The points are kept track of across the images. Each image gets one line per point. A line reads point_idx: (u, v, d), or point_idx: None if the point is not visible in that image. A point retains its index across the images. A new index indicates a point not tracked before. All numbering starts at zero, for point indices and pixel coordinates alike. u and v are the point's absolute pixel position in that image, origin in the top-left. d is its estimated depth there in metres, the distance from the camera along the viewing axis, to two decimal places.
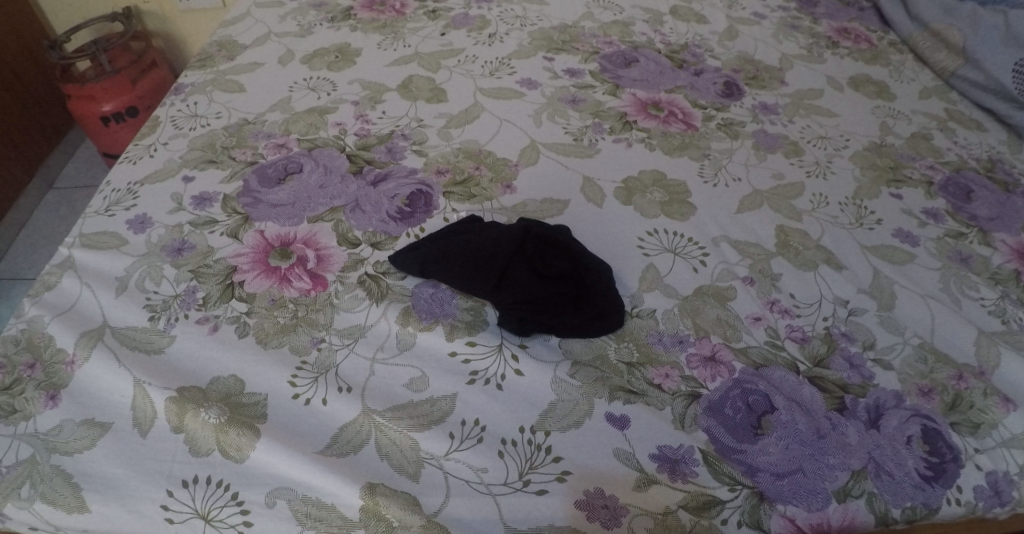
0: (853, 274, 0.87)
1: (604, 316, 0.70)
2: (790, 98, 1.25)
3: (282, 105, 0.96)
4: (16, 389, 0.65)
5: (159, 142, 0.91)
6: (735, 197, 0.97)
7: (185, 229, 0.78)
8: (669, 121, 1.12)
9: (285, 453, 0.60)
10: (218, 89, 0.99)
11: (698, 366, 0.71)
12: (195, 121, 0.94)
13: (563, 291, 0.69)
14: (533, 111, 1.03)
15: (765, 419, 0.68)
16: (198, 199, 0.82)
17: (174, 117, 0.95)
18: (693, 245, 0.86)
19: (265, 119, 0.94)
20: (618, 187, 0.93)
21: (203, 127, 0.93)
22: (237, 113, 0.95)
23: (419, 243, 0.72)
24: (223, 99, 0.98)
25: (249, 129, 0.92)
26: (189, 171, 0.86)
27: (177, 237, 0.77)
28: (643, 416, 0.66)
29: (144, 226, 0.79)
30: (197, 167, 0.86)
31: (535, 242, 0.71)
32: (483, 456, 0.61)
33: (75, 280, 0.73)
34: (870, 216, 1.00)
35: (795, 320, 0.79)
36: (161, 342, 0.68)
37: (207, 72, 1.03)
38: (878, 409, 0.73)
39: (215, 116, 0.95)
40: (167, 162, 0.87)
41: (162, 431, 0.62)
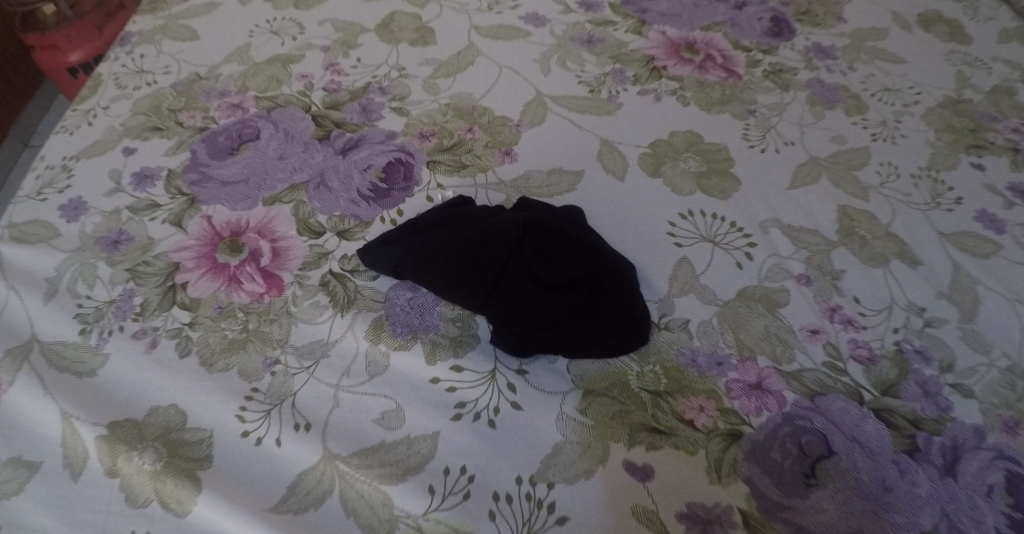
0: (930, 271, 0.71)
1: (627, 334, 0.56)
2: (849, 39, 1.05)
3: (240, 54, 0.79)
4: None
5: (98, 106, 0.74)
6: (789, 167, 0.80)
7: (124, 216, 0.64)
8: (707, 67, 0.93)
9: (229, 510, 0.49)
10: (166, 35, 0.82)
11: (740, 396, 0.57)
12: (140, 77, 0.77)
13: (573, 303, 0.55)
14: (541, 54, 0.85)
15: (820, 466, 0.56)
16: (139, 176, 0.67)
17: (117, 74, 0.78)
18: (737, 232, 0.70)
19: (219, 72, 0.77)
20: (644, 153, 0.77)
21: (148, 85, 0.76)
22: (186, 66, 0.78)
23: (394, 236, 0.58)
24: (172, 48, 0.80)
25: (200, 85, 0.76)
26: (131, 141, 0.70)
27: (114, 227, 0.63)
28: (671, 464, 0.53)
29: (78, 213, 0.64)
30: (140, 135, 0.71)
31: (539, 236, 0.56)
32: (470, 518, 0.49)
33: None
34: (947, 193, 0.84)
35: (860, 333, 0.64)
36: (94, 363, 0.55)
37: (156, 16, 0.84)
38: (955, 451, 0.60)
39: (162, 70, 0.78)
40: (106, 130, 0.72)
41: (95, 476, 0.51)
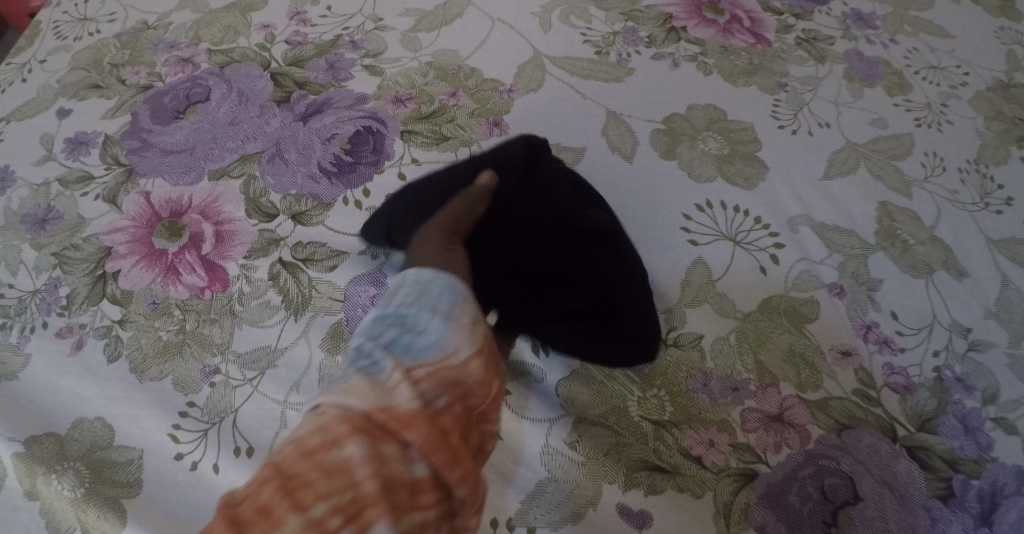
0: (977, 285, 0.63)
1: (642, 340, 0.48)
2: (892, 6, 0.94)
3: (194, 1, 0.69)
4: None
5: (35, 61, 0.65)
6: (822, 156, 0.71)
7: (54, 189, 0.56)
8: (732, 31, 0.82)
9: None
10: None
11: (756, 429, 0.50)
12: (83, 27, 0.68)
13: (579, 300, 0.47)
14: (542, 7, 0.74)
15: (843, 514, 0.48)
16: (73, 143, 0.59)
17: (58, 23, 0.69)
18: (761, 229, 0.61)
19: (171, 21, 0.67)
20: (657, 129, 0.67)
21: (91, 36, 0.67)
22: (135, 14, 0.69)
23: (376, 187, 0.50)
24: None
25: (148, 36, 0.66)
26: (67, 101, 0.62)
27: (42, 202, 0.55)
28: (673, 510, 0.45)
29: (3, 186, 0.56)
30: (77, 94, 0.62)
31: (542, 208, 0.47)
32: None
33: None
34: (997, 192, 0.75)
35: (896, 357, 0.56)
36: (14, 365, 0.48)
37: None
38: (994, 497, 0.53)
39: (108, 18, 0.68)
40: (41, 89, 0.63)
41: (13, 496, 0.45)
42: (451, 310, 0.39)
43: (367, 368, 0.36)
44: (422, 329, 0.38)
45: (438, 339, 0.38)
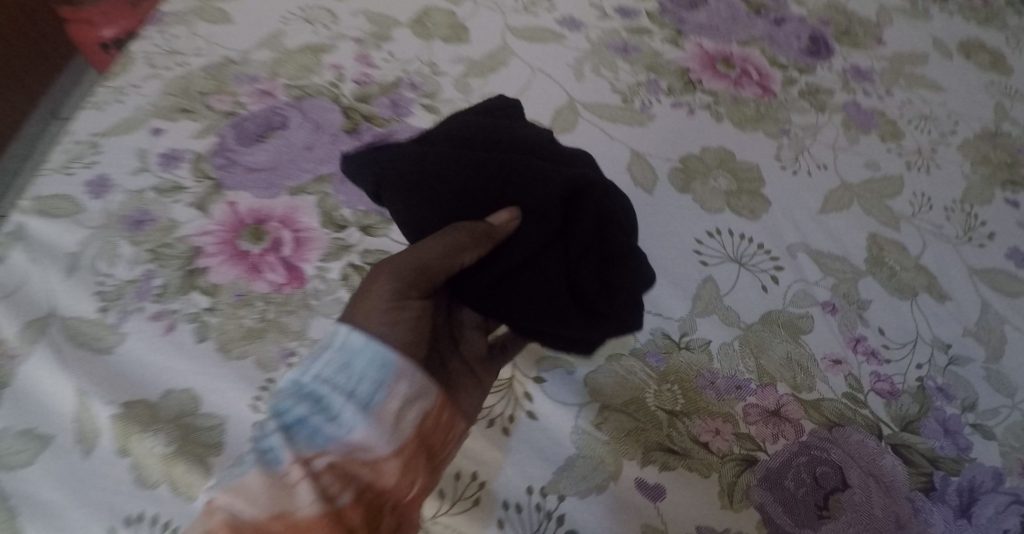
0: (958, 307, 0.70)
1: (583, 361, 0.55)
2: (889, 63, 1.04)
3: (272, 41, 0.79)
4: None
5: (129, 85, 0.73)
6: (820, 192, 0.80)
7: (149, 196, 0.65)
8: (742, 83, 0.92)
9: None
10: (201, 16, 0.81)
11: (756, 422, 0.57)
12: (172, 58, 0.76)
13: (574, 327, 0.52)
14: (575, 60, 0.84)
15: (834, 498, 0.55)
16: (166, 158, 0.68)
17: (148, 52, 0.77)
18: (763, 254, 0.70)
19: (251, 59, 0.77)
20: (673, 167, 0.76)
21: (181, 66, 0.76)
22: (219, 49, 0.78)
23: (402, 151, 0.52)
24: (206, 30, 0.80)
25: (232, 70, 0.76)
26: (160, 122, 0.70)
27: (137, 206, 0.64)
28: (683, 486, 0.53)
29: (103, 191, 0.65)
30: (169, 116, 0.71)
31: (559, 248, 0.52)
32: (479, 525, 0.49)
33: (22, 254, 0.60)
34: (980, 228, 0.83)
35: (883, 367, 0.63)
36: (111, 341, 0.56)
37: None
38: (973, 492, 0.59)
39: (195, 52, 0.77)
40: (135, 110, 0.71)
41: (106, 454, 0.52)
42: (366, 400, 0.45)
43: (268, 464, 0.43)
44: (328, 421, 0.45)
45: (345, 432, 0.45)
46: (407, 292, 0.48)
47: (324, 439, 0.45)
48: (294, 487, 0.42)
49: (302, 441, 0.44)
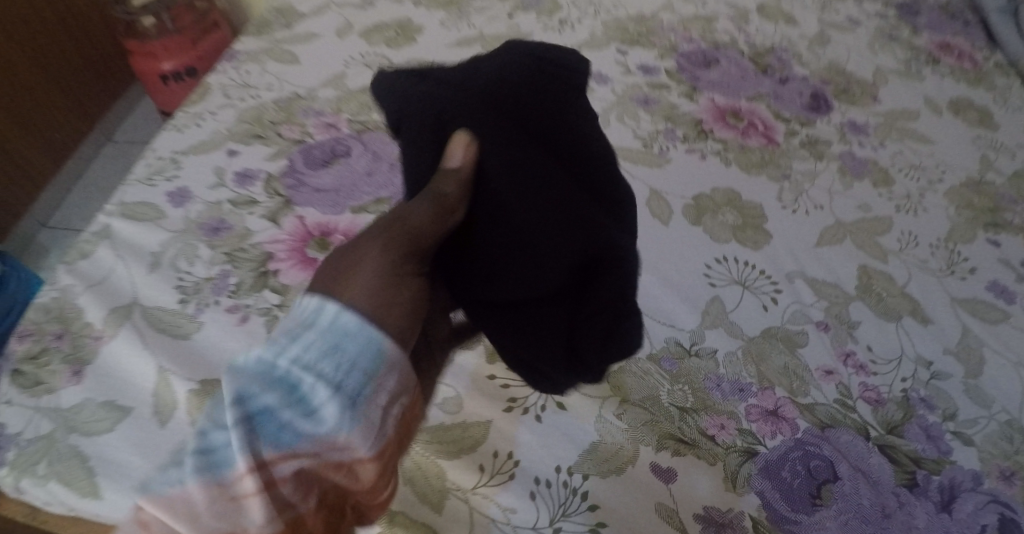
0: (940, 330, 0.79)
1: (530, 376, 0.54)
2: (883, 118, 1.15)
3: (336, 82, 0.92)
4: (42, 360, 0.64)
5: (207, 113, 0.87)
6: (816, 228, 0.89)
7: (225, 207, 0.77)
8: (748, 132, 1.04)
9: None
10: (270, 57, 0.95)
11: (757, 420, 0.65)
12: (246, 91, 0.90)
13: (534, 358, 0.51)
14: (603, 110, 0.99)
15: (825, 488, 0.62)
16: (240, 176, 0.80)
17: (225, 85, 0.91)
18: (765, 279, 0.79)
19: (316, 95, 0.90)
20: (688, 203, 0.87)
21: (253, 99, 0.89)
22: (288, 86, 0.91)
23: (442, 109, 0.45)
24: (275, 69, 0.94)
25: (300, 104, 0.89)
26: (236, 145, 0.84)
27: (215, 215, 0.76)
28: (691, 471, 0.60)
29: (183, 200, 0.77)
30: (243, 141, 0.84)
31: (567, 303, 0.50)
32: (514, 495, 0.56)
33: (109, 251, 0.72)
34: (962, 263, 0.91)
35: (870, 378, 0.71)
36: (189, 328, 0.66)
37: (262, 40, 0.98)
38: (953, 490, 0.66)
39: (266, 87, 0.91)
40: (213, 134, 0.85)
41: (180, 424, 0.61)
42: (354, 393, 0.39)
43: (220, 470, 0.37)
44: (298, 419, 0.38)
45: (321, 429, 0.39)
46: (405, 282, 0.44)
47: (285, 440, 0.38)
48: (248, 496, 0.37)
49: (266, 436, 0.37)
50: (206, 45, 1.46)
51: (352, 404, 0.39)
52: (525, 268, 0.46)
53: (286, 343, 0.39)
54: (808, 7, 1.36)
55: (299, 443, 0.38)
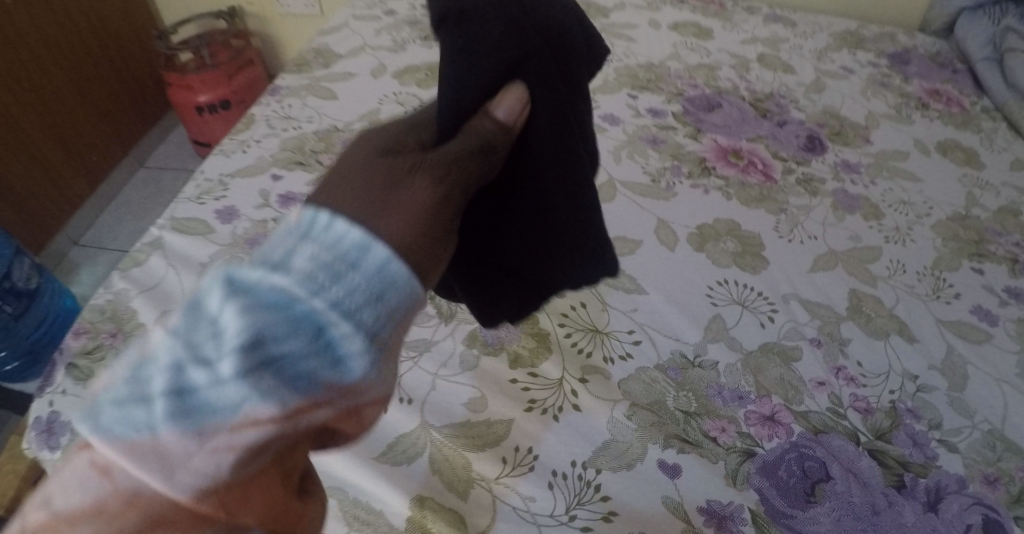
0: (925, 348, 0.85)
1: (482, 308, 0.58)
2: (874, 158, 1.22)
3: (371, 117, 1.02)
4: (97, 354, 0.72)
5: (252, 140, 0.97)
6: (809, 255, 0.97)
7: (269, 225, 0.85)
8: (748, 170, 1.12)
9: (339, 455, 0.64)
10: (311, 93, 1.06)
11: (755, 424, 0.71)
12: (288, 122, 1.00)
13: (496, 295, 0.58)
14: (614, 147, 1.10)
15: (819, 487, 0.68)
16: (283, 199, 0.89)
17: (268, 117, 1.01)
18: (762, 300, 0.86)
19: (353, 127, 1.00)
20: (692, 232, 0.95)
21: (294, 129, 0.99)
22: (327, 120, 1.01)
23: (516, 59, 0.45)
24: (315, 104, 1.04)
25: (338, 136, 0.98)
26: (279, 170, 0.93)
27: (260, 232, 0.84)
28: (695, 468, 0.66)
29: (231, 218, 0.86)
30: (286, 166, 0.93)
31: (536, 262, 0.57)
32: (533, 485, 0.63)
33: (161, 260, 0.81)
34: (947, 289, 0.98)
35: (860, 389, 0.78)
36: None
37: (303, 77, 1.09)
38: (938, 492, 0.71)
39: (307, 119, 1.01)
40: (258, 159, 0.94)
41: None
42: (380, 335, 0.32)
43: (213, 419, 0.29)
44: (316, 363, 0.31)
45: (342, 375, 0.32)
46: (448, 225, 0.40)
47: (304, 389, 0.31)
48: (243, 452, 0.30)
49: (279, 380, 0.30)
50: (240, 82, 1.86)
51: (379, 352, 0.32)
52: (529, 230, 0.54)
53: (307, 269, 0.31)
54: (804, 56, 1.47)
55: (315, 394, 0.31)
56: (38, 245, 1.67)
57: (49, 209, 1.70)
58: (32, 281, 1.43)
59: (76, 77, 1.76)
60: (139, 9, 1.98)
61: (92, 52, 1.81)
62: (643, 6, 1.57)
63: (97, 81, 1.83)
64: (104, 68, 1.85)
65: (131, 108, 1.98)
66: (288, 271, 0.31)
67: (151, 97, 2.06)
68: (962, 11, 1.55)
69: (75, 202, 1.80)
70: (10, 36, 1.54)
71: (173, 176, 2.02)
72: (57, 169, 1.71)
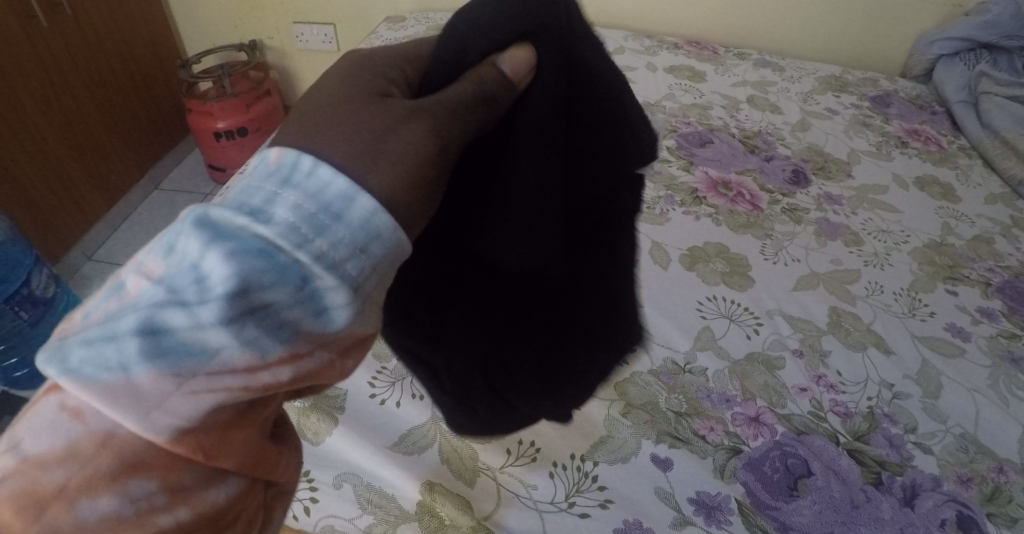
0: (901, 359, 0.91)
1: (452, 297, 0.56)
2: (855, 191, 1.29)
3: None
4: None
5: None
6: (793, 276, 1.03)
7: None
8: (736, 201, 1.19)
9: (356, 444, 0.73)
10: None
11: (741, 424, 0.78)
12: None
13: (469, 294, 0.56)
14: None
15: (801, 482, 0.73)
16: None
17: None
18: (749, 314, 0.93)
19: None
20: (683, 254, 1.03)
21: None
22: None
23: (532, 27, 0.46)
24: None
25: None
26: None
27: None
28: (685, 461, 0.73)
29: None
30: None
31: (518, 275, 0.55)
32: (536, 475, 0.71)
33: None
34: (923, 308, 1.02)
35: (839, 395, 0.84)
36: None
37: None
38: (914, 489, 0.76)
39: None
40: None
41: None
42: (356, 286, 0.35)
43: (196, 360, 0.31)
44: (296, 310, 0.33)
45: (322, 323, 0.34)
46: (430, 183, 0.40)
47: (285, 336, 0.33)
48: (228, 391, 0.32)
49: (260, 325, 0.32)
50: (257, 110, 1.98)
51: (355, 301, 0.35)
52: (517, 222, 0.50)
53: (284, 220, 0.33)
54: (791, 98, 1.57)
55: (294, 338, 0.33)
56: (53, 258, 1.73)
57: (64, 223, 1.77)
58: (49, 290, 1.49)
59: (102, 101, 1.86)
60: (164, 44, 2.13)
61: (119, 80, 1.92)
62: (641, 51, 1.69)
63: (120, 107, 1.94)
64: (129, 95, 1.97)
65: (148, 133, 2.08)
66: (269, 224, 0.33)
67: (168, 125, 2.17)
68: (939, 57, 1.66)
69: (92, 220, 1.87)
70: (46, 59, 1.65)
71: (184, 198, 2.08)
72: (75, 185, 1.79)
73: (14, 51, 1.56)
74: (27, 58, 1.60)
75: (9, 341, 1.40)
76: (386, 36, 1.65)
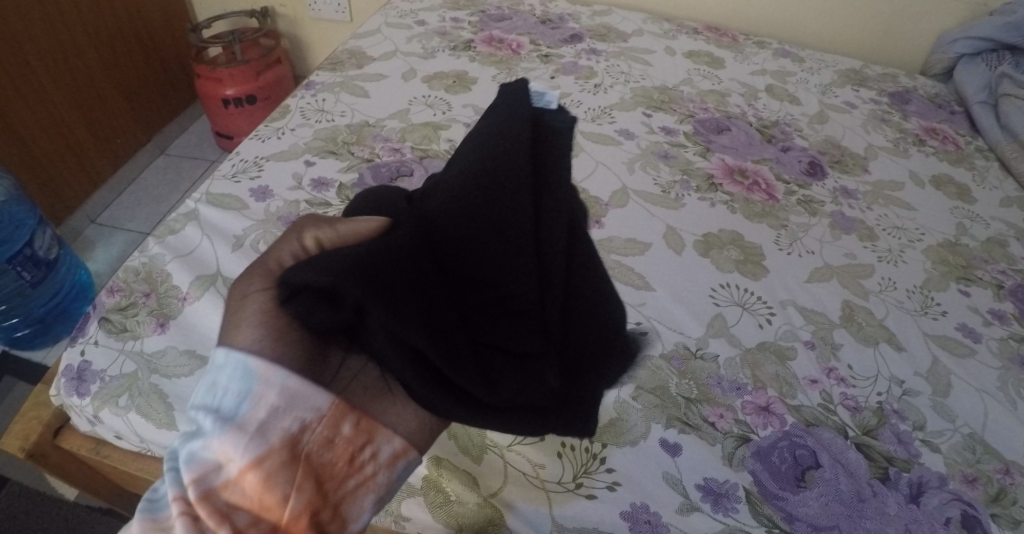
0: (912, 356, 0.90)
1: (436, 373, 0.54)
2: (871, 186, 1.27)
3: (401, 115, 1.24)
4: (131, 311, 0.89)
5: (287, 129, 1.19)
6: (807, 267, 1.02)
7: (302, 205, 1.04)
8: (752, 189, 1.18)
9: None
10: (347, 92, 1.29)
11: (751, 413, 0.78)
12: (322, 115, 1.22)
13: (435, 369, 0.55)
14: (628, 158, 1.18)
15: (809, 474, 0.73)
16: (317, 183, 1.08)
17: (303, 109, 1.24)
18: (761, 303, 0.92)
19: (383, 124, 1.21)
20: (697, 239, 1.02)
21: (328, 122, 1.21)
22: (358, 115, 1.23)
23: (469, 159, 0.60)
24: (348, 100, 1.27)
25: (370, 131, 1.19)
26: (312, 158, 1.12)
27: (293, 210, 1.03)
28: (695, 447, 0.74)
29: (263, 196, 1.05)
30: (319, 154, 1.13)
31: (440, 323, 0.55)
32: (543, 455, 0.73)
33: (196, 230, 0.99)
34: (935, 307, 1.01)
35: (850, 389, 0.83)
36: None
37: (335, 75, 1.34)
38: (920, 486, 0.76)
39: (340, 114, 1.23)
40: (293, 145, 1.15)
41: None
42: (252, 399, 0.53)
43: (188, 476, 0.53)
44: (218, 427, 0.53)
45: (242, 423, 0.53)
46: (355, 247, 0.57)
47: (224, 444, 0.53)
48: (214, 486, 0.53)
49: (207, 445, 0.53)
50: (267, 78, 1.95)
51: (263, 407, 0.53)
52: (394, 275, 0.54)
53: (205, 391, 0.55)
54: (810, 90, 1.54)
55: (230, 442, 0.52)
56: (56, 219, 1.72)
57: (68, 182, 1.74)
58: (53, 251, 1.47)
59: (110, 62, 1.83)
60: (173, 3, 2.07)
61: (127, 39, 1.88)
62: (660, 34, 1.66)
63: (127, 68, 1.91)
64: (137, 56, 1.94)
65: (155, 96, 2.05)
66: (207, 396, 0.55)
67: (176, 89, 2.13)
68: (961, 57, 1.64)
69: (96, 182, 1.85)
70: (54, 17, 1.62)
71: (190, 165, 2.07)
72: (79, 145, 1.76)
73: (23, 7, 1.53)
74: (32, 10, 1.56)
75: (10, 300, 1.42)
76: (401, 7, 1.62)
